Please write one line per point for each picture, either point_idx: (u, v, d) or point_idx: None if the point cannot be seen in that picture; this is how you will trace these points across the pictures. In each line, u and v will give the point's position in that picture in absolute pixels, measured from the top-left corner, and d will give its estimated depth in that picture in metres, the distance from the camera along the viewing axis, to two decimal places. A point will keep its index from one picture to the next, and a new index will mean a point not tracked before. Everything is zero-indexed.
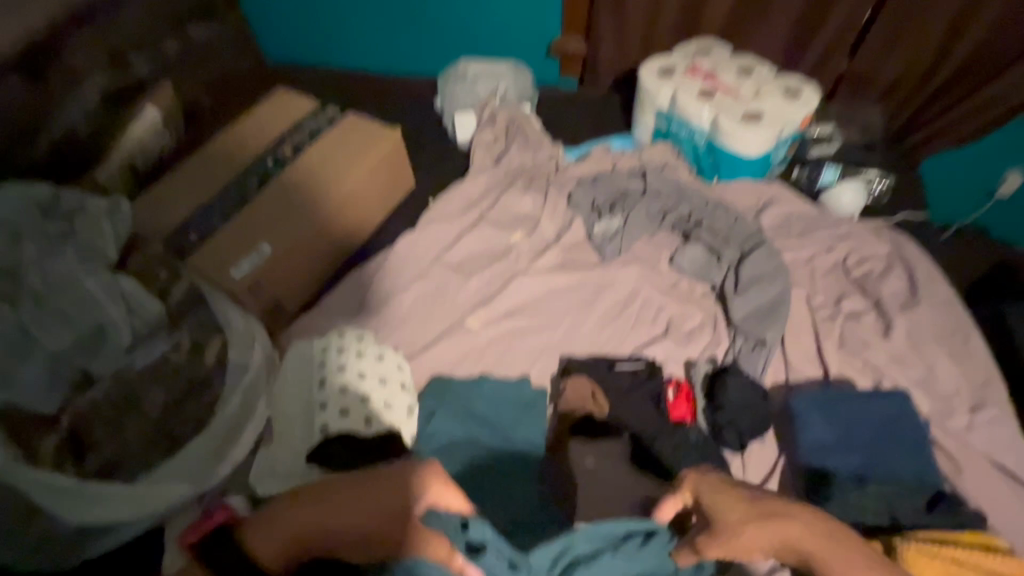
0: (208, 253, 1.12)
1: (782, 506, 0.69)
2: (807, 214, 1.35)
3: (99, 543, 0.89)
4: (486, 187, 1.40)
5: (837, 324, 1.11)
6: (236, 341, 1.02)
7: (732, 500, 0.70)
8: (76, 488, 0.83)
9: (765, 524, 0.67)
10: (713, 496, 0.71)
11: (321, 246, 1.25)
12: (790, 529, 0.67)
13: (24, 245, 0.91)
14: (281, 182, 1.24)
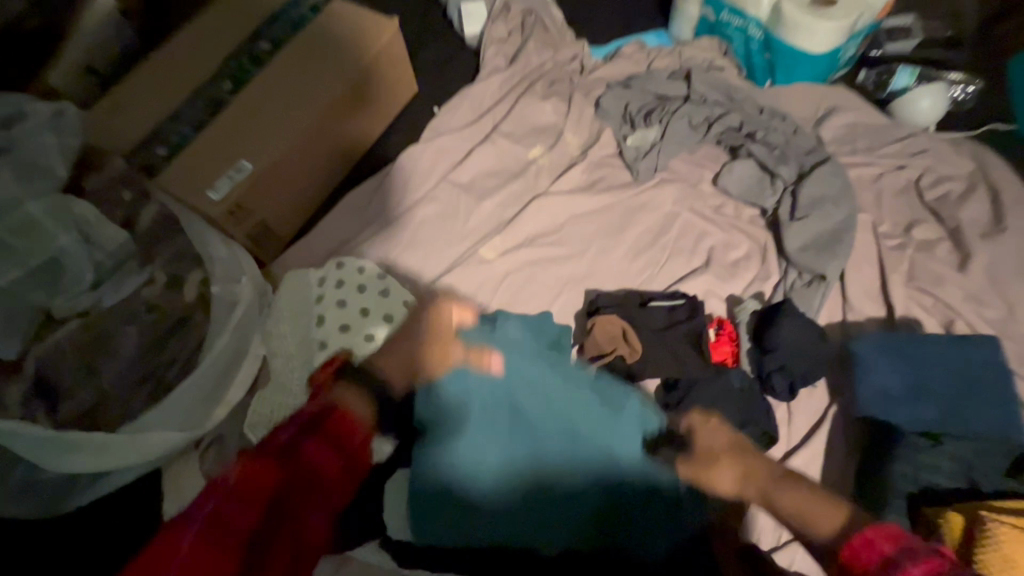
0: (180, 170, 0.96)
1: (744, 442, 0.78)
2: (875, 124, 1.16)
3: (93, 488, 0.84)
4: (499, 94, 1.20)
5: (906, 256, 0.97)
6: (219, 274, 0.89)
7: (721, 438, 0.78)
8: (61, 440, 0.75)
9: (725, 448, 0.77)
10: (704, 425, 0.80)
11: (313, 163, 1.09)
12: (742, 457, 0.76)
13: None
14: (261, 84, 1.05)
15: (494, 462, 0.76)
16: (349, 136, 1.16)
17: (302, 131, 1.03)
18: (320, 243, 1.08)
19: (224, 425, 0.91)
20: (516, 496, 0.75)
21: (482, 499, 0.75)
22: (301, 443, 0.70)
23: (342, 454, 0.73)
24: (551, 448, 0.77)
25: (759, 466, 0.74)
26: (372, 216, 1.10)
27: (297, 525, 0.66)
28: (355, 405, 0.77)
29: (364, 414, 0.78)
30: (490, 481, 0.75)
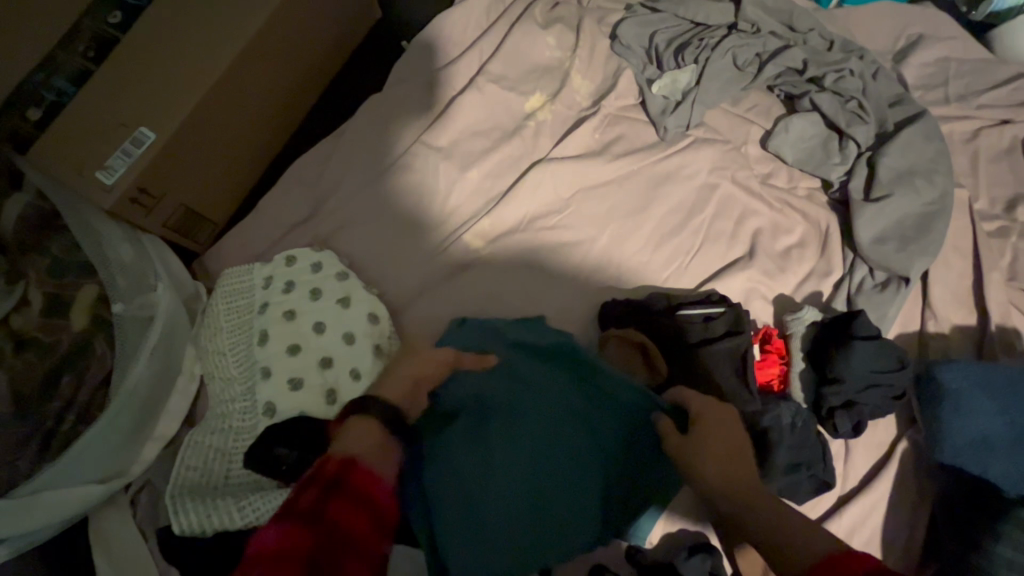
0: (58, 137, 0.71)
1: (734, 443, 0.58)
2: (974, 61, 0.89)
3: None
4: (487, 21, 0.92)
5: (1008, 245, 0.76)
6: (125, 286, 0.71)
7: (719, 424, 0.60)
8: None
9: (722, 451, 0.58)
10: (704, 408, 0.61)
11: (244, 121, 0.84)
12: (734, 459, 0.57)
13: None
14: (160, 15, 0.77)
15: (506, 459, 0.66)
16: (289, 78, 0.88)
17: (218, 77, 0.76)
18: (261, 228, 0.85)
19: (154, 466, 0.74)
20: (529, 483, 0.66)
21: (495, 484, 0.66)
22: (324, 502, 0.41)
23: (373, 507, 0.42)
24: (557, 426, 0.68)
25: (729, 470, 0.56)
26: (326, 189, 0.86)
27: None
28: (356, 456, 0.45)
29: (383, 455, 0.47)
30: (498, 464, 0.66)
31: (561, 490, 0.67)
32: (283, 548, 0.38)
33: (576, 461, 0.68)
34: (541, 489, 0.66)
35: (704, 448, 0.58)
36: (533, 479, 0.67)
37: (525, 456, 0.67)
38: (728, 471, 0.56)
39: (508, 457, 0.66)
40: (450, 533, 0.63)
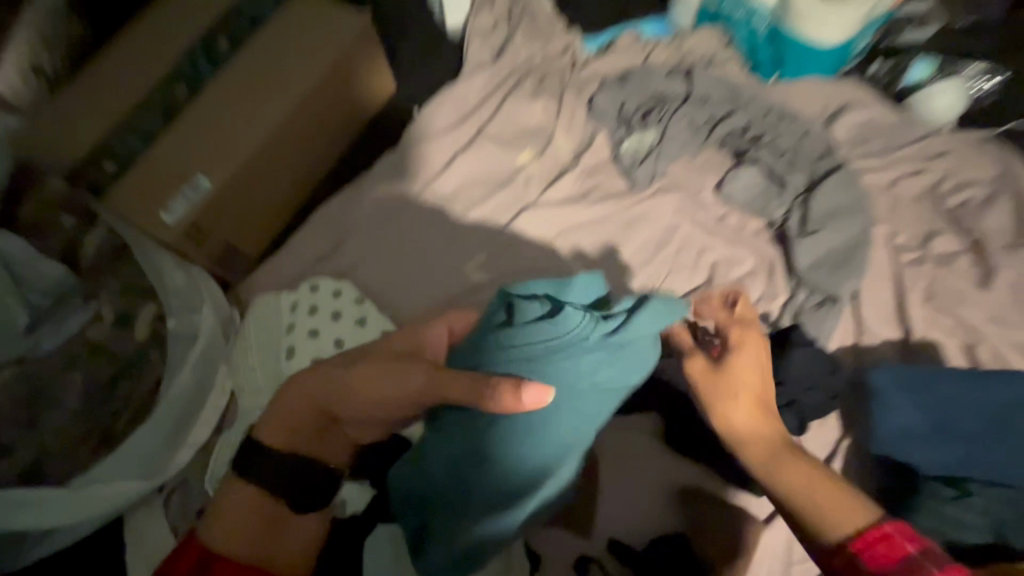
0: (128, 188, 0.86)
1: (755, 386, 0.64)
2: (891, 124, 1.07)
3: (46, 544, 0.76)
4: (483, 92, 1.10)
5: (925, 271, 0.89)
6: (177, 305, 0.82)
7: (752, 371, 0.64)
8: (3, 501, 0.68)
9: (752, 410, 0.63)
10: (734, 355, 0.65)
11: (281, 173, 1.00)
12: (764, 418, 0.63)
13: None
14: (217, 88, 0.95)
15: (493, 445, 0.60)
16: (318, 138, 1.05)
17: (262, 138, 0.93)
18: (289, 262, 0.99)
19: (187, 468, 0.83)
20: (521, 463, 0.60)
21: (490, 494, 0.60)
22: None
23: None
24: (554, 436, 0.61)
25: (758, 420, 0.63)
26: (345, 229, 1.01)
27: None
28: (236, 532, 0.55)
29: (251, 524, 0.56)
30: (483, 501, 0.61)
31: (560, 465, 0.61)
32: None
33: (574, 431, 0.60)
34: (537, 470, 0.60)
35: (735, 385, 0.64)
36: (525, 461, 0.60)
37: (516, 444, 0.60)
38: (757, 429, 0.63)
39: (497, 440, 0.60)
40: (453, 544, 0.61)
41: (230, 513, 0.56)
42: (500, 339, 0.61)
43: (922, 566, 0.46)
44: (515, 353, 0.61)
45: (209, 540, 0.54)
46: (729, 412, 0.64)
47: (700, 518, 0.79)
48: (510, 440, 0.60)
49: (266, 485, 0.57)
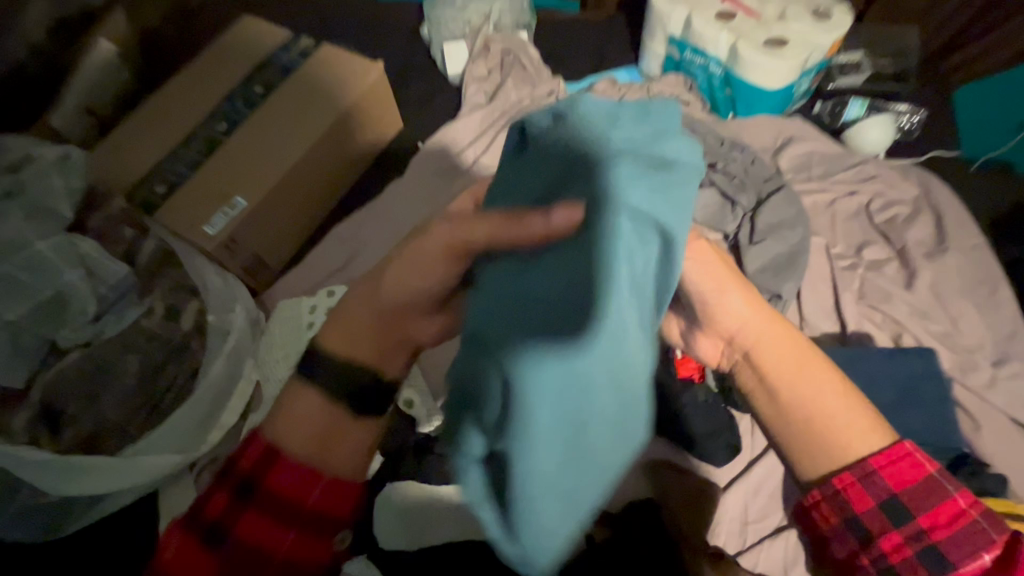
0: (176, 207, 1.02)
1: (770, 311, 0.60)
2: (832, 152, 1.23)
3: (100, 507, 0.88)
4: (479, 129, 1.28)
5: (857, 275, 1.04)
6: (215, 304, 0.95)
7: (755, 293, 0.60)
8: (68, 464, 0.80)
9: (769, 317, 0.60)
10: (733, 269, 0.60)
11: (303, 195, 1.15)
12: (786, 340, 0.59)
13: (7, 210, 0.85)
14: (253, 124, 1.12)
15: (555, 364, 0.43)
16: (336, 165, 1.21)
17: (289, 165, 1.09)
18: (308, 272, 1.13)
19: (218, 448, 0.93)
20: (585, 389, 0.44)
21: (572, 427, 0.45)
22: (261, 476, 0.56)
23: (305, 487, 0.56)
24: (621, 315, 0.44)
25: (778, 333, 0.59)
26: (358, 245, 1.16)
27: (275, 539, 0.56)
28: (299, 433, 0.57)
29: (316, 428, 0.57)
30: (554, 417, 0.44)
31: (626, 384, 0.46)
32: (225, 503, 0.56)
33: (630, 323, 0.44)
34: (604, 393, 0.45)
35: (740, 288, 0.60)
36: (588, 390, 0.44)
37: (579, 364, 0.43)
38: (784, 353, 0.59)
39: (556, 358, 0.43)
40: (537, 497, 0.46)
41: (294, 412, 0.57)
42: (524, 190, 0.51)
43: (941, 487, 0.54)
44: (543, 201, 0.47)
45: (273, 436, 0.57)
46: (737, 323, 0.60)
47: (665, 487, 0.89)
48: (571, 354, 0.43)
49: (327, 388, 0.57)
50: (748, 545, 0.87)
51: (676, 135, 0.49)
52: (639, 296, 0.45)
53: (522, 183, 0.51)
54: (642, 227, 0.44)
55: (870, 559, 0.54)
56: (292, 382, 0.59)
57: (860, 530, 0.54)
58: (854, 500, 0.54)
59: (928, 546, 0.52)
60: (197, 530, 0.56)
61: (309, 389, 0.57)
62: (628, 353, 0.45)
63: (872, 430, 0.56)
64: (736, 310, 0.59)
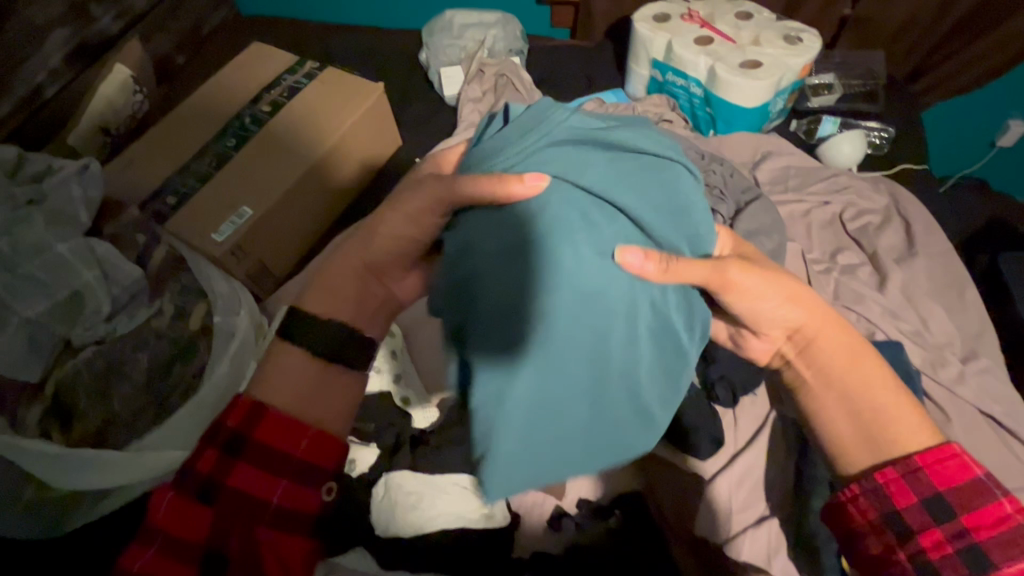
0: (188, 216, 1.08)
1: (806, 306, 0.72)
2: (806, 166, 1.30)
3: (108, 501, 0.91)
4: None
5: (832, 279, 1.10)
6: (221, 307, 0.99)
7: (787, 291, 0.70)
8: (76, 457, 0.83)
9: (795, 304, 0.70)
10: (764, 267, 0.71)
11: (307, 207, 1.21)
12: (841, 339, 0.72)
13: (30, 217, 0.90)
14: (260, 140, 1.19)
15: (535, 341, 0.59)
16: (339, 179, 1.27)
17: (294, 177, 1.15)
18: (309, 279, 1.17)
19: None
20: (558, 364, 0.60)
21: (547, 395, 0.61)
22: (244, 432, 0.65)
23: (285, 437, 0.65)
24: (592, 257, 0.59)
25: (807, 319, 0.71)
26: None
27: (263, 485, 0.64)
28: (285, 389, 0.67)
29: (296, 385, 0.68)
30: (535, 387, 0.60)
31: (595, 363, 0.61)
32: (216, 460, 0.65)
33: (597, 316, 0.60)
34: (576, 368, 0.61)
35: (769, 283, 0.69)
36: (562, 364, 0.60)
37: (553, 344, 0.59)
38: (838, 347, 0.72)
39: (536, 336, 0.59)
40: (518, 447, 0.62)
41: (280, 374, 0.68)
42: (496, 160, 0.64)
43: (984, 488, 0.62)
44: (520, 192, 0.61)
45: (259, 395, 0.67)
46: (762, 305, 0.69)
47: (653, 480, 0.94)
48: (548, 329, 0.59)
49: (309, 347, 0.69)
50: (735, 534, 0.88)
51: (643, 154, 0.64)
52: (608, 297, 0.60)
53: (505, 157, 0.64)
54: (605, 236, 0.60)
55: (908, 553, 0.62)
56: (277, 345, 0.69)
57: (902, 525, 0.63)
58: (896, 496, 0.64)
59: (969, 542, 0.60)
60: (190, 489, 0.64)
61: (292, 351, 0.69)
62: (595, 336, 0.60)
63: (921, 433, 0.67)
64: (782, 310, 0.70)
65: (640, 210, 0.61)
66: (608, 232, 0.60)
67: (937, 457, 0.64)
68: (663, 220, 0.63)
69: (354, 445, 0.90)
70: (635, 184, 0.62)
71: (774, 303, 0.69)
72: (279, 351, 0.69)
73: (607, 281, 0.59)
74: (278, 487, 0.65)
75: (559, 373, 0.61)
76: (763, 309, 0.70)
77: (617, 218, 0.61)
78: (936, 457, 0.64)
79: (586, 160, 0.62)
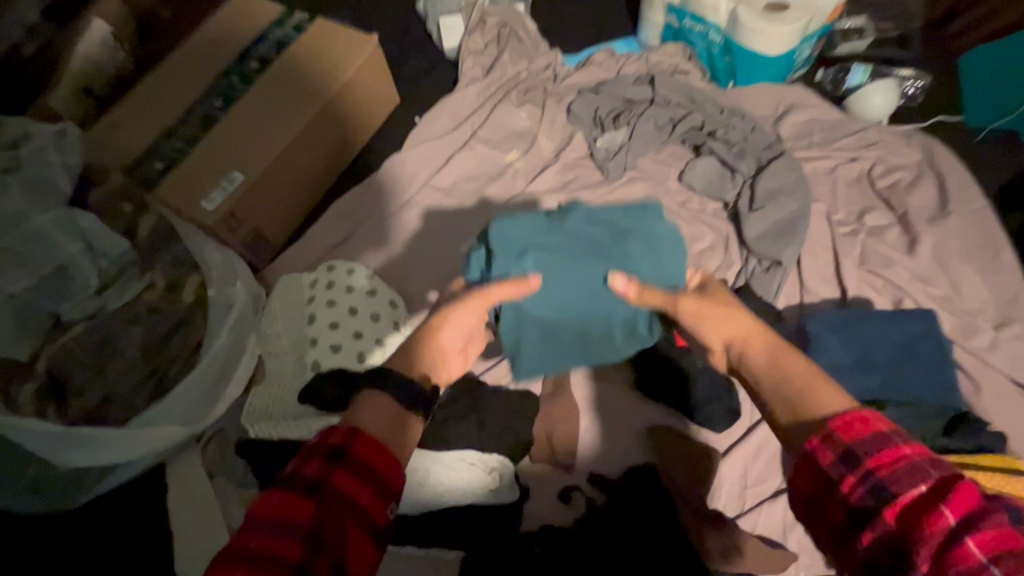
0: (177, 181, 1.02)
1: (731, 314, 0.66)
2: (831, 120, 1.21)
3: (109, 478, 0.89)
4: (477, 102, 1.26)
5: (858, 241, 1.04)
6: (216, 278, 0.95)
7: (726, 314, 0.66)
8: (79, 435, 0.82)
9: (726, 316, 0.66)
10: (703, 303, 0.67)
11: (304, 168, 1.15)
12: (762, 337, 0.64)
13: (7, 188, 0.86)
14: (251, 96, 1.11)
15: (540, 334, 0.81)
16: (338, 136, 1.20)
17: (291, 134, 1.09)
18: (308, 247, 1.13)
19: (223, 418, 0.96)
20: (560, 346, 0.82)
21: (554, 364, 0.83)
22: (349, 441, 0.53)
23: (388, 456, 0.55)
24: (585, 275, 0.78)
25: (729, 326, 0.65)
26: (358, 218, 1.16)
27: (362, 503, 0.51)
28: (378, 422, 0.57)
29: (390, 423, 0.58)
30: (541, 361, 0.82)
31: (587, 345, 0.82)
32: (322, 463, 0.51)
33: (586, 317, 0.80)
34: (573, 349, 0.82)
35: (700, 314, 0.67)
36: (561, 346, 0.82)
37: (553, 333, 0.81)
38: (758, 344, 0.63)
39: (542, 330, 0.81)
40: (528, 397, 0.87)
41: (371, 408, 0.58)
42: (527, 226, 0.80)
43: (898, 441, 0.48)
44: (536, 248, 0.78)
45: (355, 418, 0.56)
46: (701, 326, 0.67)
47: (664, 452, 0.89)
48: (549, 326, 0.81)
49: (398, 394, 0.60)
50: (747, 508, 0.88)
51: (641, 218, 0.83)
52: (597, 304, 0.79)
53: (530, 228, 0.80)
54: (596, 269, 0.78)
55: (839, 513, 0.48)
56: (365, 390, 0.60)
57: (826, 486, 0.49)
58: (819, 454, 0.50)
59: (884, 493, 0.46)
60: (295, 489, 0.50)
61: (387, 396, 0.59)
62: (588, 330, 0.81)
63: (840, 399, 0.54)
64: (710, 332, 0.67)
65: (626, 252, 0.79)
66: (598, 270, 0.78)
67: (849, 417, 0.51)
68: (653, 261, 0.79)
69: None
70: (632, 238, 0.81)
71: (709, 326, 0.66)
72: (362, 398, 0.59)
73: (597, 287, 0.78)
74: (375, 507, 0.52)
75: (560, 352, 0.82)
76: (700, 319, 0.67)
77: (611, 257, 0.78)
78: (848, 417, 0.51)
79: (593, 226, 0.81)
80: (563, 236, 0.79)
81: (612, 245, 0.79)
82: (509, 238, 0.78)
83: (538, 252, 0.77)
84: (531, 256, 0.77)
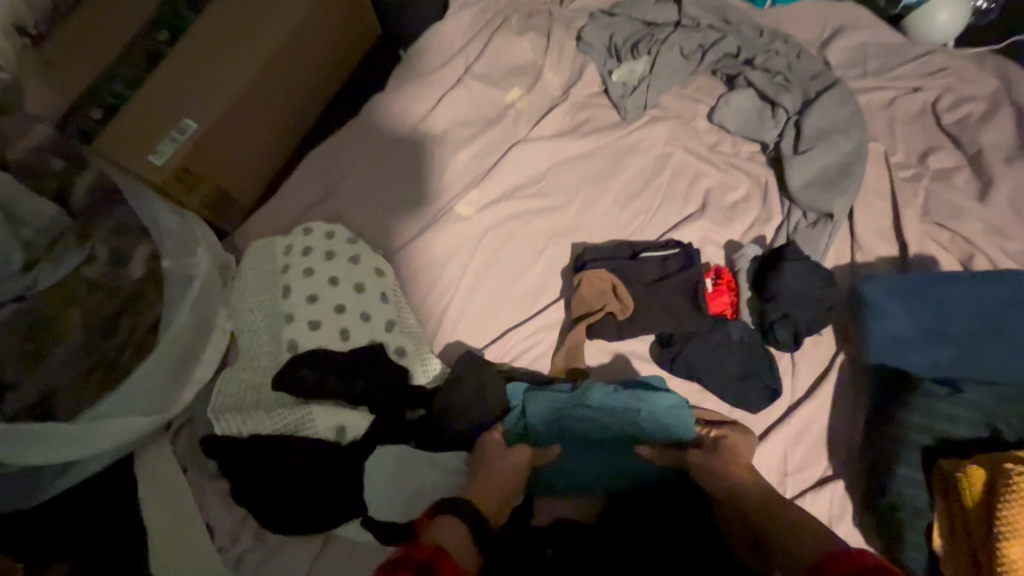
0: (119, 133, 0.86)
1: (733, 466, 0.70)
2: (889, 42, 1.02)
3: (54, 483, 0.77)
4: (471, 32, 1.07)
5: (921, 188, 0.89)
6: (170, 246, 0.84)
7: (725, 465, 0.70)
8: (34, 433, 0.71)
9: (732, 470, 0.70)
10: (714, 461, 0.70)
11: (271, 110, 0.99)
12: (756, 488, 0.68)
13: None
14: (203, 24, 0.93)
15: (570, 480, 0.76)
16: (308, 73, 1.03)
17: (254, 70, 0.92)
18: (281, 206, 0.98)
19: (192, 407, 0.85)
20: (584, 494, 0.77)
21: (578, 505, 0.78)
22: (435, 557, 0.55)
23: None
24: (613, 436, 0.77)
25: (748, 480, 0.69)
26: (334, 171, 0.99)
27: None
28: (455, 546, 0.61)
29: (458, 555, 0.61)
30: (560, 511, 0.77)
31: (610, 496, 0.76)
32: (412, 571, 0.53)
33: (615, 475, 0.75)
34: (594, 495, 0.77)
35: (716, 466, 0.70)
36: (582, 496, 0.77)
37: (579, 487, 0.76)
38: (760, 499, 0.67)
39: (569, 487, 0.76)
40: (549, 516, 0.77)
41: (445, 534, 0.62)
42: (555, 395, 0.78)
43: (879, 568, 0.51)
44: (565, 413, 0.77)
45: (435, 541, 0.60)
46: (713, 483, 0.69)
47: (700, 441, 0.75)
48: (575, 480, 0.76)
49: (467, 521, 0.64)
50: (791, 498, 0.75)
51: (661, 388, 0.79)
52: (622, 459, 0.76)
53: (555, 394, 0.78)
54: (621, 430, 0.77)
55: None
56: (440, 517, 0.64)
57: None
58: None
59: None
60: None
61: (455, 521, 0.64)
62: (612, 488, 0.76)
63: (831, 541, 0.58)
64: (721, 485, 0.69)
65: (646, 417, 0.77)
66: (618, 428, 0.77)
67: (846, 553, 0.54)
68: (673, 432, 0.76)
69: (342, 409, 0.77)
70: (654, 408, 0.77)
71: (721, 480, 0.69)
72: (434, 521, 0.64)
73: (622, 451, 0.76)
74: None
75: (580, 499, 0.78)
76: (711, 475, 0.70)
77: (636, 418, 0.77)
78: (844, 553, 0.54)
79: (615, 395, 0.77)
80: (587, 402, 0.76)
81: (634, 406, 0.77)
82: (541, 404, 0.77)
83: (562, 422, 0.77)
84: (556, 425, 0.77)
